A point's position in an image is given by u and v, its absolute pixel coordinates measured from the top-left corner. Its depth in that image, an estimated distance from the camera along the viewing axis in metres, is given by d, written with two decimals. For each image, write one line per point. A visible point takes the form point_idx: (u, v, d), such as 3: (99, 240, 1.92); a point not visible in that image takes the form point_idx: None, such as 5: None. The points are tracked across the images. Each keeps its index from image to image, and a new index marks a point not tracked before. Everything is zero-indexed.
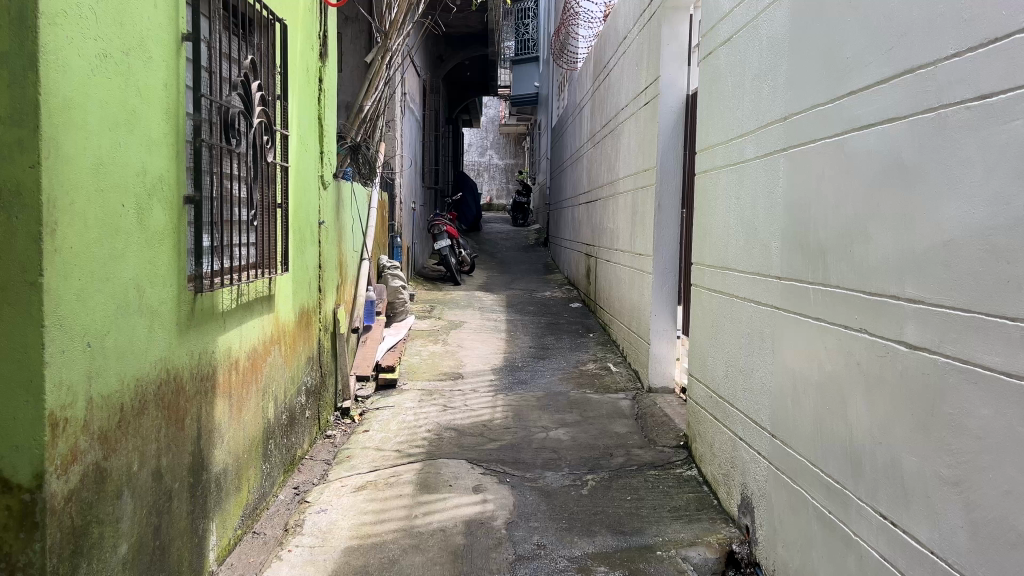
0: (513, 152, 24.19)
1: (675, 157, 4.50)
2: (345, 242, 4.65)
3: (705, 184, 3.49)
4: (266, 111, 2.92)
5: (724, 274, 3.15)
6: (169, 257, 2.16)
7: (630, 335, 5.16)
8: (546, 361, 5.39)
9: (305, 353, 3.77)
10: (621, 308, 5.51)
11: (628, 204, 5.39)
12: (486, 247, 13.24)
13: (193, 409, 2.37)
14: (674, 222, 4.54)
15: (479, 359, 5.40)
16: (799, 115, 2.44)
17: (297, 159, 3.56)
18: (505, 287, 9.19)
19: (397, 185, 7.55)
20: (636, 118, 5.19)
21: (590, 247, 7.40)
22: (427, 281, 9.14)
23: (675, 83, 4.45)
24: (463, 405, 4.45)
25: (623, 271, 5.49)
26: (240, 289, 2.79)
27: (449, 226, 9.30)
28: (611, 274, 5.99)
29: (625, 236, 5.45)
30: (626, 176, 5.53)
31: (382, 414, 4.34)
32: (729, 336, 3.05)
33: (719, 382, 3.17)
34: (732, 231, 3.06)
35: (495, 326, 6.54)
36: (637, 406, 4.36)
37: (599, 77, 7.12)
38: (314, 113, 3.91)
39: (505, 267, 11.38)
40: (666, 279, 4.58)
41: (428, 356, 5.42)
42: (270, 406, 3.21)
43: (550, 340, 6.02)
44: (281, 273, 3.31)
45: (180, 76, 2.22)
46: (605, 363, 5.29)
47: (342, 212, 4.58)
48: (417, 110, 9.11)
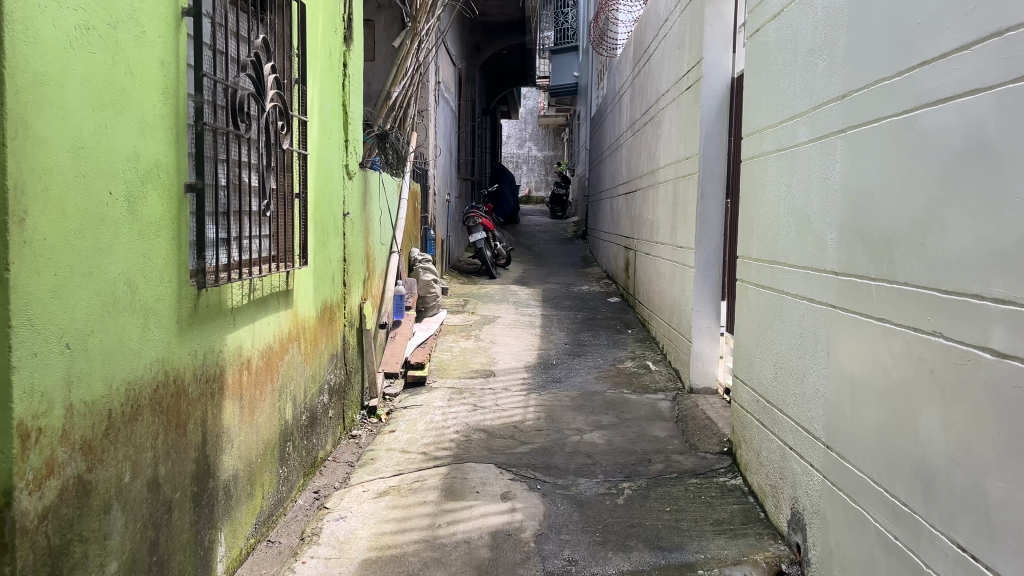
0: (552, 144, 23.92)
1: (719, 144, 4.24)
2: (372, 234, 4.48)
3: (752, 171, 3.24)
4: (280, 94, 2.75)
5: (772, 268, 2.90)
6: (167, 250, 2.00)
7: (671, 333, 4.91)
8: (582, 359, 5.17)
9: (328, 350, 3.61)
10: (662, 305, 5.26)
11: (669, 195, 5.14)
12: (523, 240, 13.03)
13: (198, 413, 2.21)
14: (718, 213, 4.29)
15: (512, 356, 5.21)
16: (861, 92, 2.19)
17: (318, 146, 3.39)
18: (541, 281, 8.97)
19: (431, 177, 7.38)
20: (678, 104, 4.93)
21: (629, 240, 7.16)
22: (462, 274, 8.97)
23: (720, 65, 4.20)
24: (494, 405, 4.26)
25: (663, 265, 5.24)
26: (252, 284, 2.62)
27: (484, 219, 9.11)
28: (651, 269, 5.74)
29: (665, 228, 5.20)
30: (667, 166, 5.28)
31: (410, 413, 4.17)
32: (778, 336, 2.80)
33: (767, 386, 2.93)
34: (781, 222, 2.81)
35: (530, 322, 6.33)
36: (678, 408, 4.12)
37: (639, 64, 6.85)
38: (338, 99, 3.74)
39: (542, 260, 11.16)
40: (709, 273, 4.32)
41: (459, 353, 5.24)
42: (288, 406, 3.05)
43: (586, 336, 5.80)
44: (301, 267, 3.15)
45: (180, 53, 2.05)
46: (643, 361, 5.06)
47: (369, 204, 4.41)
48: (452, 100, 8.93)
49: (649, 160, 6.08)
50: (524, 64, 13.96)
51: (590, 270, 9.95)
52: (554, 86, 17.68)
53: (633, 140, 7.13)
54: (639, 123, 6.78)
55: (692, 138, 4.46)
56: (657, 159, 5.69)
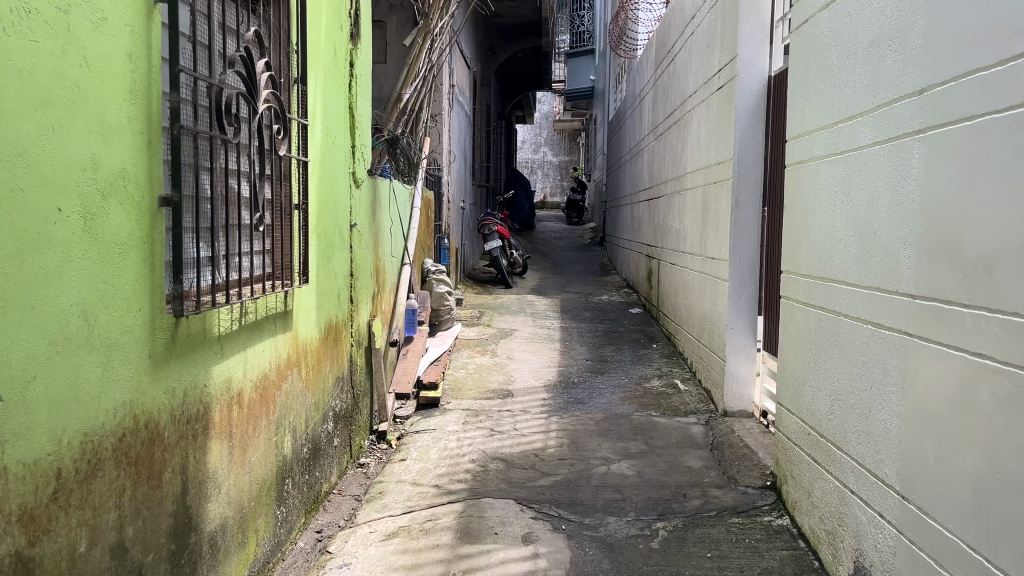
0: (567, 149, 23.62)
1: (754, 147, 3.93)
2: (382, 246, 4.20)
3: (800, 177, 2.92)
4: (277, 94, 2.46)
5: (827, 287, 2.58)
6: (136, 273, 1.72)
7: (701, 350, 4.59)
8: (605, 377, 4.86)
9: (333, 374, 3.32)
10: (690, 319, 4.94)
11: (698, 204, 4.83)
12: (539, 247, 12.72)
13: (177, 459, 1.92)
14: (754, 223, 3.97)
15: (531, 374, 4.90)
16: (946, 85, 1.87)
17: (321, 152, 3.11)
18: (559, 291, 8.66)
19: (445, 184, 7.10)
20: (708, 105, 4.62)
21: (652, 248, 6.85)
22: (477, 283, 8.67)
23: (756, 62, 3.88)
24: (513, 429, 3.95)
25: (692, 277, 4.92)
26: (245, 307, 2.34)
27: (500, 226, 8.82)
28: (678, 281, 5.42)
29: (694, 238, 4.88)
30: (695, 172, 4.97)
31: (422, 439, 3.87)
32: (836, 364, 2.48)
33: (821, 418, 2.60)
34: (839, 235, 2.49)
35: (549, 335, 6.02)
36: (712, 434, 3.80)
37: (662, 65, 6.56)
38: (344, 102, 3.46)
39: (559, 268, 10.84)
40: (745, 287, 4.00)
41: (474, 370, 4.95)
42: (287, 439, 2.76)
43: (609, 351, 5.49)
44: (301, 285, 2.86)
45: (153, 46, 1.77)
46: (671, 380, 4.74)
47: (379, 214, 4.12)
48: (467, 104, 8.65)
49: (674, 166, 5.76)
50: (539, 68, 13.68)
51: (609, 278, 9.64)
52: (570, 90, 17.38)
53: (656, 145, 6.83)
54: (662, 128, 6.49)
55: (724, 142, 4.15)
56: (683, 164, 5.38)
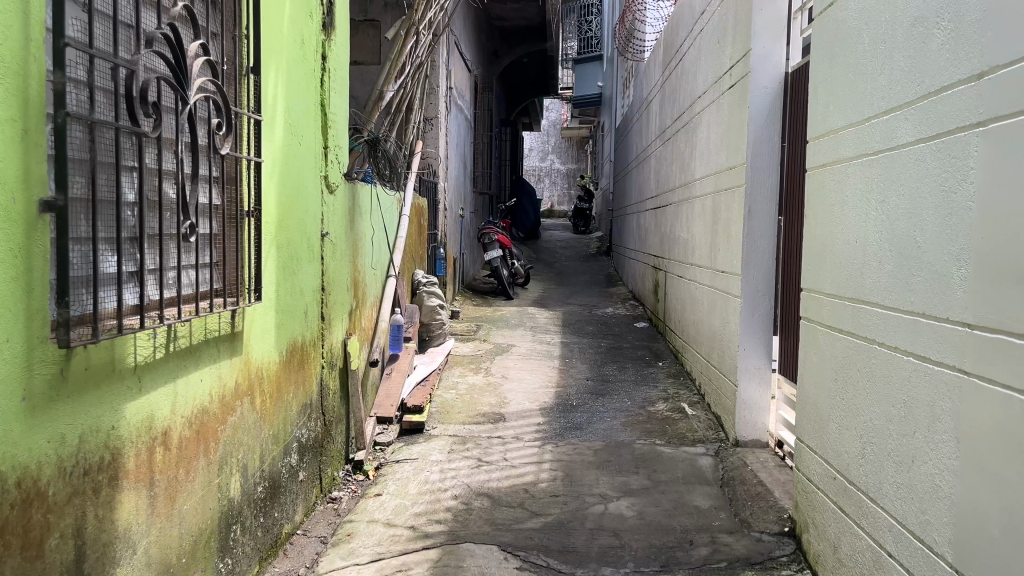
0: (575, 156, 23.29)
1: (769, 151, 3.58)
2: (362, 257, 3.85)
3: (823, 183, 2.56)
4: (218, 84, 2.13)
5: (857, 310, 2.22)
6: (3, 293, 1.37)
7: (711, 373, 4.22)
8: (607, 399, 4.50)
9: (297, 401, 2.97)
10: (699, 338, 4.57)
11: (707, 213, 4.47)
12: (543, 256, 12.38)
13: (70, 521, 1.57)
14: (769, 234, 3.61)
15: (526, 395, 4.54)
16: (1014, 66, 1.51)
17: (284, 153, 2.78)
18: (562, 303, 8.30)
19: (440, 191, 6.76)
20: (718, 105, 4.27)
21: (659, 259, 6.49)
22: (477, 294, 8.33)
23: (771, 57, 3.53)
24: (502, 460, 3.60)
25: (701, 292, 4.56)
26: (175, 332, 1.99)
27: (501, 235, 8.47)
28: (686, 295, 5.05)
29: (703, 250, 4.52)
30: (704, 177, 4.61)
31: (402, 470, 3.52)
32: (871, 402, 2.11)
33: (851, 463, 2.23)
34: (872, 250, 2.13)
35: (548, 351, 5.66)
36: (722, 468, 3.42)
37: (670, 66, 6.21)
38: (315, 98, 3.12)
39: (563, 279, 10.49)
40: (759, 305, 3.64)
41: (466, 390, 4.59)
42: (236, 480, 2.41)
43: (611, 370, 5.12)
44: (255, 303, 2.52)
45: (33, 12, 1.43)
46: (678, 403, 4.37)
47: (358, 223, 3.78)
48: (467, 109, 8.33)
49: (682, 173, 5.40)
50: (545, 73, 13.35)
51: (615, 290, 9.27)
52: (577, 97, 17.06)
53: (663, 151, 6.48)
54: (670, 133, 6.14)
55: (736, 145, 3.79)
56: (691, 171, 5.02)
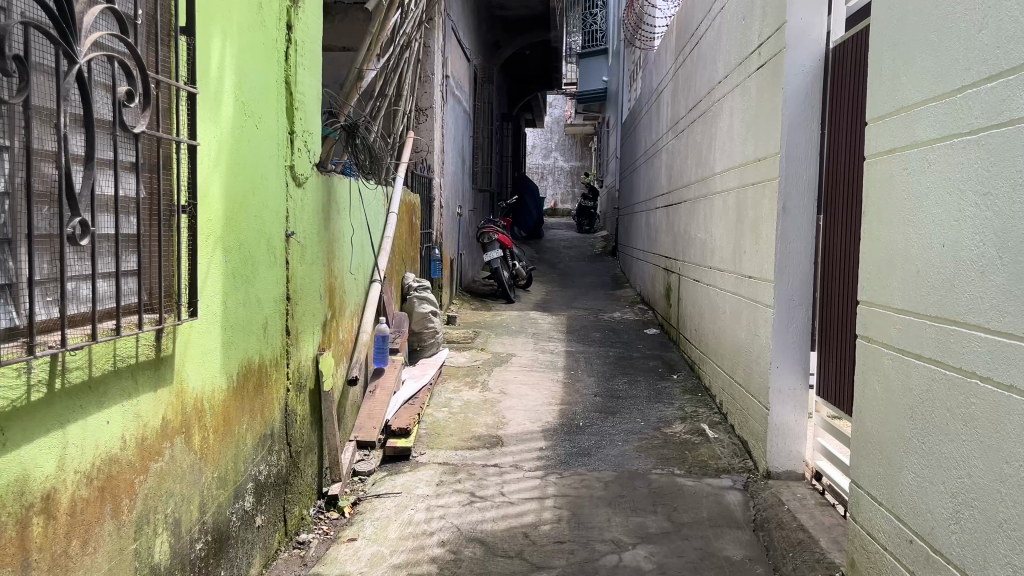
0: (579, 154, 22.80)
1: (808, 140, 3.10)
2: (339, 261, 3.38)
3: (890, 174, 2.08)
4: (128, 43, 1.65)
5: (947, 332, 1.74)
6: None
7: (736, 392, 3.74)
8: (617, 419, 4.02)
9: (252, 433, 2.50)
10: (722, 351, 4.09)
11: (731, 212, 3.98)
12: (547, 257, 11.89)
13: None
14: (807, 234, 3.13)
15: (527, 414, 4.06)
16: None
17: (233, 136, 2.30)
18: (566, 307, 7.82)
19: (436, 187, 6.29)
20: (744, 89, 3.79)
21: (671, 261, 6.01)
22: (476, 298, 7.86)
23: (811, 30, 3.05)
24: (499, 494, 3.12)
25: (723, 300, 4.08)
26: (64, 362, 1.52)
27: (501, 235, 8.00)
28: (706, 302, 4.56)
29: (726, 252, 4.03)
30: (726, 172, 4.12)
31: (383, 507, 3.05)
32: (973, 454, 1.62)
33: (940, 528, 1.75)
34: (971, 257, 1.65)
35: (552, 362, 5.18)
36: (753, 507, 2.94)
37: (684, 53, 5.73)
38: (276, 72, 2.65)
39: (567, 280, 10.00)
40: (795, 317, 3.16)
41: (460, 408, 4.12)
42: (164, 541, 1.94)
43: (621, 384, 4.65)
44: (192, 320, 2.04)
45: None
46: (697, 425, 3.90)
47: (334, 221, 3.31)
48: (465, 100, 7.85)
49: (700, 168, 4.92)
50: (549, 66, 12.87)
51: (622, 292, 8.79)
52: (582, 92, 16.58)
53: (676, 146, 5.99)
54: (684, 125, 5.66)
55: (768, 132, 3.31)
56: (711, 164, 4.53)
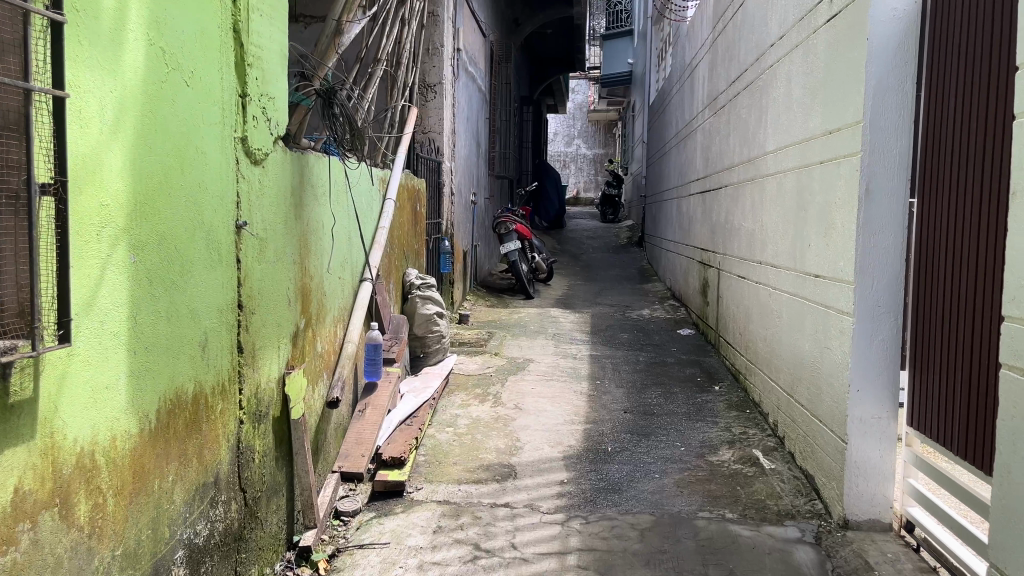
0: (603, 142, 22.06)
1: (900, 101, 2.45)
2: (315, 257, 2.79)
3: None
4: None
5: None
6: None
7: (797, 413, 3.11)
8: (652, 443, 3.40)
9: (184, 487, 1.90)
10: (777, 362, 3.45)
11: (789, 198, 3.34)
12: (569, 248, 11.25)
13: None
14: (898, 223, 2.48)
15: (546, 436, 3.45)
16: None
17: (145, 92, 1.71)
18: (590, 303, 7.19)
19: (446, 172, 5.68)
20: (808, 47, 3.13)
21: (709, 254, 5.36)
22: (492, 293, 7.26)
23: None
24: (510, 547, 2.52)
25: (779, 303, 3.43)
26: None
27: (520, 225, 7.38)
28: (755, 305, 3.93)
29: (783, 245, 3.39)
30: (782, 150, 3.47)
31: (366, 563, 2.46)
32: None
33: None
34: None
35: (575, 370, 4.56)
36: (832, 573, 2.31)
37: (723, 19, 5.07)
38: (218, 14, 2.05)
39: (591, 274, 9.35)
40: (882, 327, 2.50)
41: (467, 428, 3.53)
42: None
43: (655, 398, 4.02)
44: (66, 347, 1.44)
45: None
46: (749, 453, 3.27)
47: (307, 209, 2.71)
48: (480, 78, 7.23)
49: (745, 148, 4.27)
50: (571, 46, 12.20)
51: (650, 287, 8.14)
52: (606, 76, 15.89)
53: (715, 124, 5.34)
54: (725, 101, 5.01)
55: (843, 96, 2.66)
56: (761, 142, 3.88)
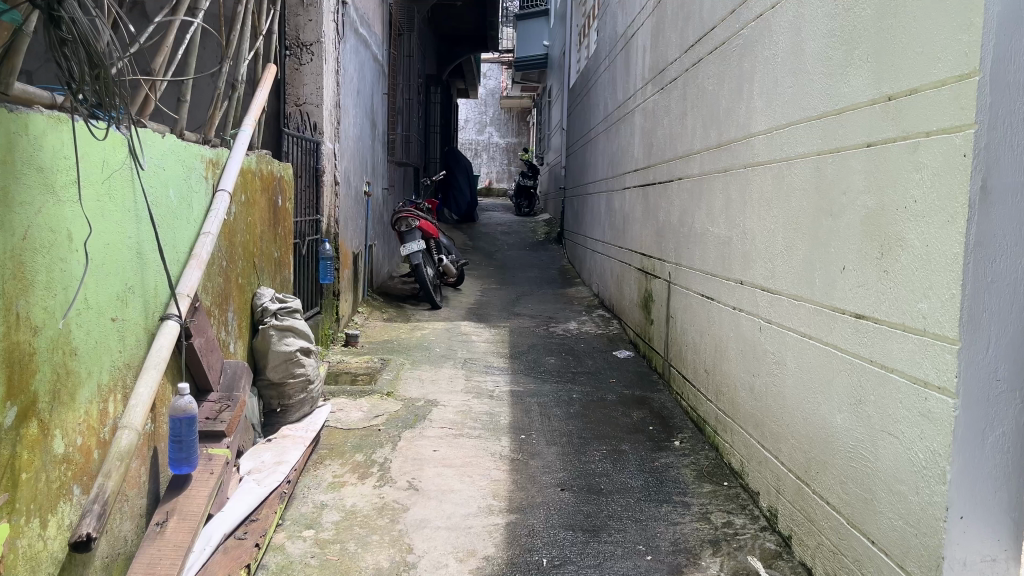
0: (515, 130, 21.06)
1: None
2: (48, 295, 1.60)
3: None
4: None
5: None
6: None
7: (819, 514, 2.12)
8: (605, 548, 2.36)
9: None
10: (777, 429, 2.46)
11: (796, 197, 2.35)
12: (481, 244, 10.17)
13: None
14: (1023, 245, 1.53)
15: (451, 541, 2.36)
16: None
17: None
18: (507, 313, 6.14)
19: (328, 156, 4.51)
20: None
21: (654, 262, 4.39)
22: (390, 303, 6.11)
23: None
24: None
25: (780, 346, 2.45)
26: None
27: (424, 221, 6.23)
28: (730, 339, 2.95)
29: (788, 261, 2.40)
30: (782, 131, 2.50)
31: None
32: None
33: None
34: None
35: (491, 418, 3.49)
36: None
37: None
38: None
39: (506, 275, 8.30)
40: (998, 414, 1.54)
41: (336, 531, 2.39)
42: None
43: (600, 463, 2.99)
44: None
45: None
46: (745, 562, 2.27)
47: (25, 208, 1.52)
48: (377, 45, 6.07)
49: (713, 130, 3.29)
50: (483, 22, 11.15)
51: (574, 293, 7.15)
52: (520, 59, 14.90)
53: (662, 104, 4.36)
54: (676, 73, 4.04)
55: (923, 38, 1.67)
56: (743, 121, 2.90)
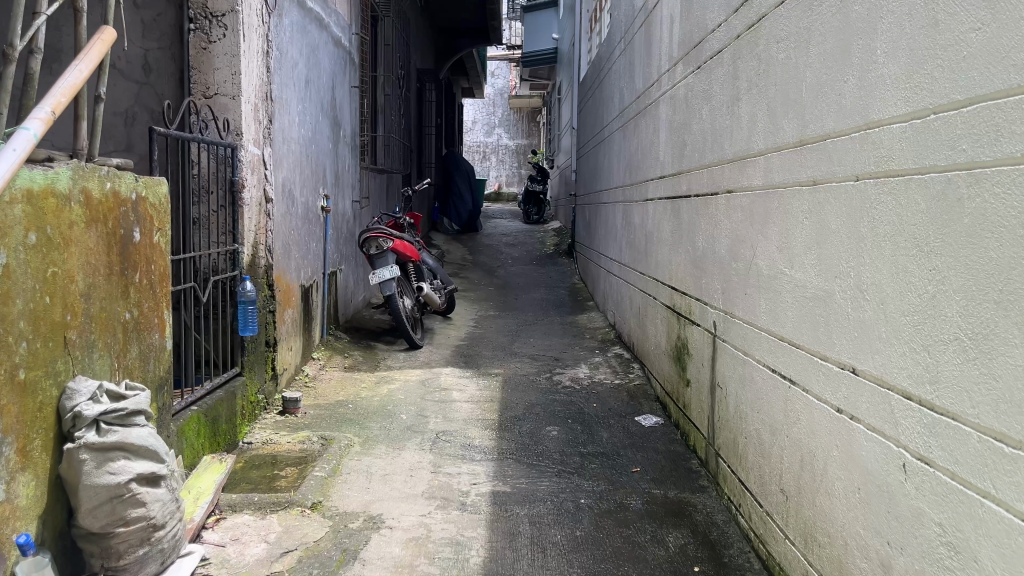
0: (526, 131, 19.90)
1: None
2: None
3: None
4: None
5: None
6: None
7: None
8: None
9: None
10: None
11: (1006, 244, 1.20)
12: (482, 259, 9.03)
13: None
14: None
15: None
16: None
17: None
18: (503, 354, 4.99)
19: (254, 164, 3.39)
20: None
21: (690, 305, 3.24)
22: (359, 341, 4.98)
23: None
24: None
25: (963, 520, 1.29)
26: None
27: (400, 240, 5.10)
28: (835, 463, 1.80)
29: (985, 363, 1.25)
30: (957, 115, 1.34)
31: None
32: None
33: None
34: None
35: (458, 551, 2.35)
36: None
37: None
38: None
39: (508, 298, 7.15)
40: None
41: None
42: None
43: None
44: None
45: None
46: None
47: None
48: (340, 26, 4.96)
49: (790, 120, 2.14)
50: (482, 10, 9.99)
51: (586, 322, 5.99)
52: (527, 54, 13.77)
53: (699, 88, 3.21)
54: (719, 44, 2.90)
55: None
56: (852, 105, 1.75)
